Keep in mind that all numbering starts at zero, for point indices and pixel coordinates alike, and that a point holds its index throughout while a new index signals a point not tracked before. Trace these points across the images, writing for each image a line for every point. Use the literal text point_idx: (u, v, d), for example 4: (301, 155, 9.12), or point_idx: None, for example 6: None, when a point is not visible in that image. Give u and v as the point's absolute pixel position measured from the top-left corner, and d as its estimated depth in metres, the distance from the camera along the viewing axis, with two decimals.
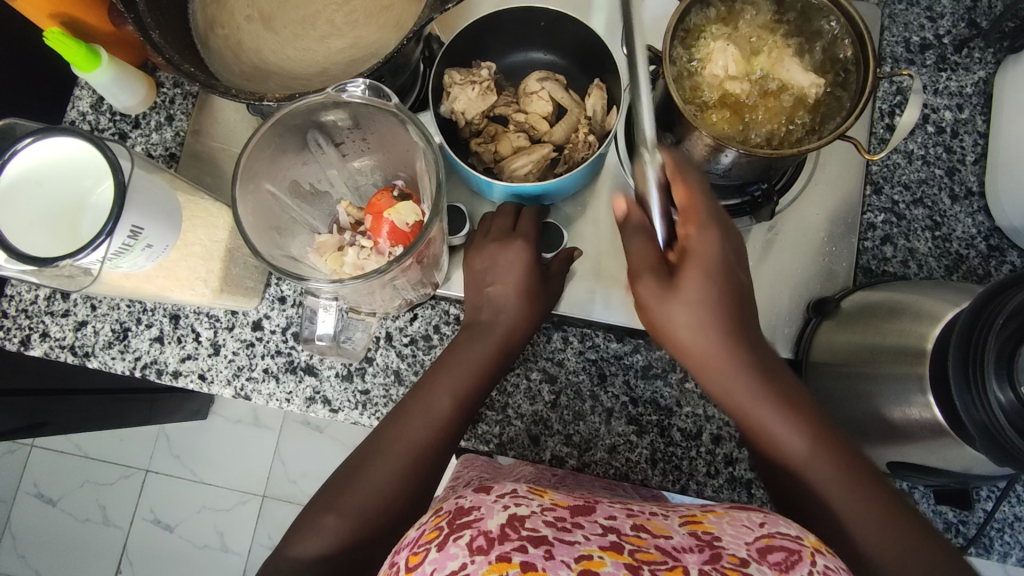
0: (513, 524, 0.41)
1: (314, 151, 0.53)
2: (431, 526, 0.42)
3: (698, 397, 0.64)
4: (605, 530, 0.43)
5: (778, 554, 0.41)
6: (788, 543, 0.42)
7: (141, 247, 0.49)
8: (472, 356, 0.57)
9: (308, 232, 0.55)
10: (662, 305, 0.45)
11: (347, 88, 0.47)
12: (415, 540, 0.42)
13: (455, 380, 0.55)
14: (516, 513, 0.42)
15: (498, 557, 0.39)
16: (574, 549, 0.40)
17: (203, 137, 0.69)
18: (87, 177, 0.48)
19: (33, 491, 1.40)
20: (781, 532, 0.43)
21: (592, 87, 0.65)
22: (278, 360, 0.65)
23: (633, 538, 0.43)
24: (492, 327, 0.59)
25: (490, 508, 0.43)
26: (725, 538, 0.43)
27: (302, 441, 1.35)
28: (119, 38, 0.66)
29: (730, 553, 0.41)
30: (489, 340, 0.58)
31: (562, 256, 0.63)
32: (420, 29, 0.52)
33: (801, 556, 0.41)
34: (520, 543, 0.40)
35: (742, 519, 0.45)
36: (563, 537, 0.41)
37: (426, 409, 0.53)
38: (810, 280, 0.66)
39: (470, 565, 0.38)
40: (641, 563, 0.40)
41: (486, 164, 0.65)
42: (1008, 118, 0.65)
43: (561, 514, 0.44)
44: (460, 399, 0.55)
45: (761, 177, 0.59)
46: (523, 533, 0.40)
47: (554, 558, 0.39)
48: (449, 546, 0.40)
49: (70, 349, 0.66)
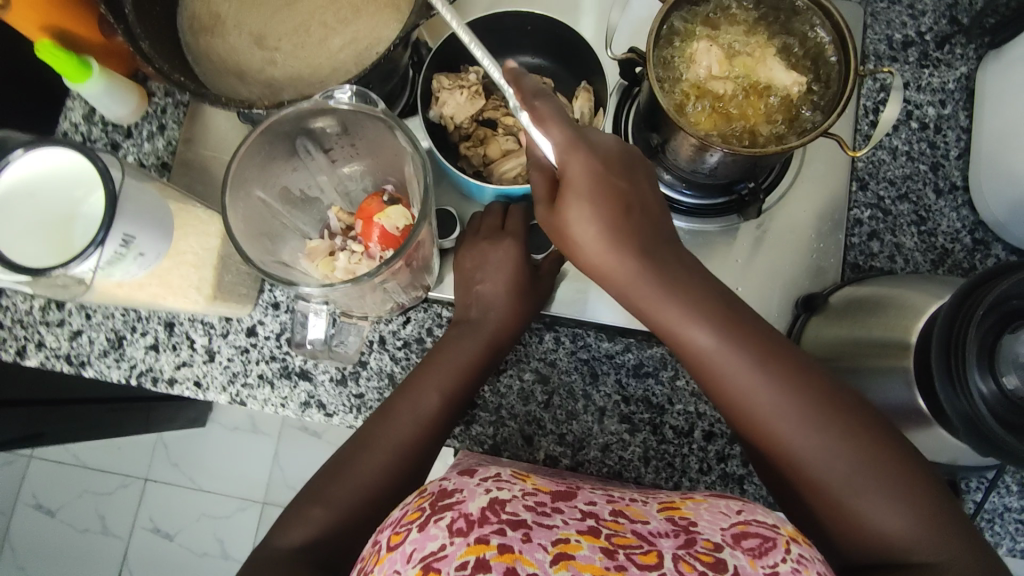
0: (494, 508, 0.43)
1: (304, 158, 0.54)
2: (414, 507, 0.44)
3: (689, 394, 0.64)
4: (584, 516, 0.45)
5: (753, 540, 0.43)
6: (763, 531, 0.44)
7: (133, 256, 0.50)
8: (458, 354, 0.58)
9: (299, 237, 0.55)
10: (607, 246, 0.47)
11: (334, 95, 0.48)
12: (398, 519, 0.44)
13: (442, 378, 0.57)
14: (498, 497, 0.44)
15: (478, 539, 0.40)
16: (552, 533, 0.42)
17: (195, 146, 0.70)
18: (78, 187, 0.49)
19: (32, 502, 1.41)
20: (757, 519, 0.46)
21: (580, 89, 0.65)
22: (272, 366, 0.66)
23: (610, 523, 0.45)
24: (480, 325, 0.60)
25: (472, 491, 0.45)
26: (701, 523, 0.45)
27: (300, 447, 1.35)
28: (109, 49, 0.66)
29: (705, 539, 0.43)
30: (475, 339, 0.59)
31: (553, 256, 0.65)
32: (407, 34, 0.53)
33: (775, 544, 0.43)
34: (499, 526, 0.42)
35: (719, 506, 0.48)
36: (543, 521, 0.43)
37: (413, 405, 0.55)
38: (799, 277, 0.66)
39: (449, 545, 0.40)
40: (616, 547, 0.42)
41: (476, 168, 0.66)
42: (989, 113, 0.66)
43: (541, 499, 0.46)
44: (447, 398, 0.56)
45: (747, 176, 0.60)
46: (503, 517, 0.42)
47: (532, 540, 0.41)
48: (429, 527, 0.41)
49: (66, 358, 0.66)
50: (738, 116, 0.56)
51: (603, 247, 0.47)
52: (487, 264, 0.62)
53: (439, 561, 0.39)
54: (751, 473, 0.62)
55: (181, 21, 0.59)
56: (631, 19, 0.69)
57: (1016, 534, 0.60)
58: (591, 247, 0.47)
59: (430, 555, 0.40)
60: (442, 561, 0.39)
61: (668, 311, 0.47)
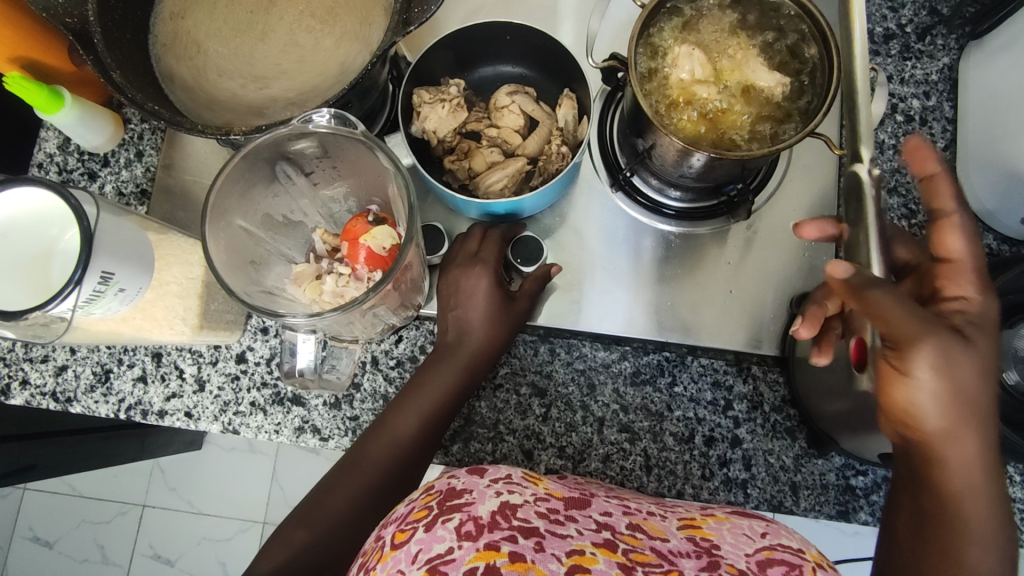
0: (504, 513, 0.43)
1: (285, 183, 0.52)
2: (421, 505, 0.44)
3: (688, 400, 0.64)
4: (599, 527, 0.46)
5: (778, 568, 0.44)
6: (789, 557, 0.44)
7: (113, 292, 0.49)
8: (437, 378, 0.59)
9: (284, 262, 0.54)
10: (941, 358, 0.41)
11: (312, 118, 0.47)
12: (404, 516, 0.44)
13: (420, 402, 0.58)
14: (509, 501, 0.44)
15: (487, 545, 0.41)
16: (566, 543, 0.43)
17: (174, 171, 0.68)
18: (53, 225, 0.48)
19: (28, 534, 1.39)
20: (782, 543, 0.46)
21: (563, 96, 0.65)
22: (264, 392, 0.64)
23: (629, 537, 0.45)
24: (457, 350, 0.60)
25: (482, 492, 0.45)
26: (724, 546, 0.46)
27: (298, 465, 1.33)
28: (81, 78, 0.65)
29: (728, 563, 0.44)
30: (453, 361, 0.60)
31: (539, 275, 0.63)
32: (384, 52, 0.52)
33: (801, 572, 0.43)
34: (510, 532, 0.42)
35: (743, 528, 0.48)
36: (556, 530, 0.44)
37: (390, 431, 0.57)
38: (792, 276, 0.66)
39: (457, 549, 0.40)
40: (634, 563, 0.43)
41: (462, 181, 0.65)
42: (974, 103, 0.65)
43: (554, 506, 0.46)
44: (425, 420, 0.58)
45: (735, 178, 0.60)
46: (514, 522, 0.43)
47: (545, 550, 0.41)
48: (437, 528, 0.42)
49: (52, 396, 0.65)
50: (725, 119, 0.55)
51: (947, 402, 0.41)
52: (470, 283, 0.60)
53: (446, 564, 0.39)
54: (753, 477, 0.62)
55: (154, 56, 0.58)
56: (611, 24, 0.69)
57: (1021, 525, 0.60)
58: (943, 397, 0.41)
59: (438, 557, 0.40)
60: (450, 564, 0.39)
61: (978, 483, 0.42)
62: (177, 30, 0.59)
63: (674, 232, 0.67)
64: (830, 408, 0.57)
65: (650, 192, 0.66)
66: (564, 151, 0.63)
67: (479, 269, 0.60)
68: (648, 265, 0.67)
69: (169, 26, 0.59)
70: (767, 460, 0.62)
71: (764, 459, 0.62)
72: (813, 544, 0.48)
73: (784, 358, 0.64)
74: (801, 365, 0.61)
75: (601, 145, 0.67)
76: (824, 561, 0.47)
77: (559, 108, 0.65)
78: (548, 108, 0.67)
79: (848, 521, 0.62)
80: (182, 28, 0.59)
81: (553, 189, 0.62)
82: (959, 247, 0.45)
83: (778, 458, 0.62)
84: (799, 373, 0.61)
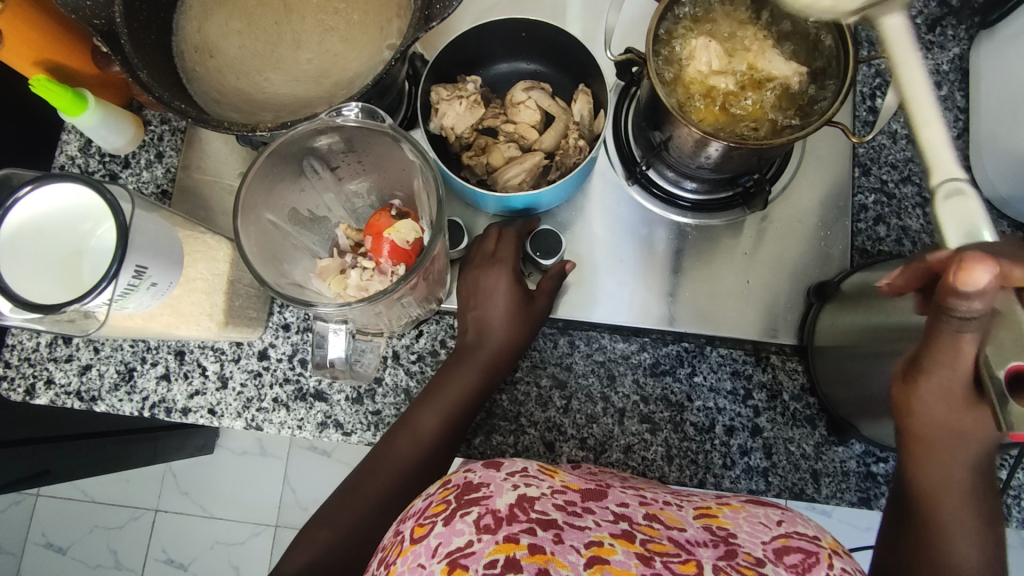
0: (522, 505, 0.44)
1: (311, 178, 0.53)
2: (439, 499, 0.45)
3: (708, 389, 0.64)
4: (616, 518, 0.46)
5: (796, 556, 0.44)
6: (806, 544, 0.45)
7: (146, 286, 0.49)
8: (457, 377, 0.60)
9: (309, 257, 0.55)
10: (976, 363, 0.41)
11: (341, 111, 0.47)
12: (421, 511, 0.44)
13: (441, 400, 0.59)
14: (526, 494, 0.45)
15: (507, 537, 0.41)
16: (584, 535, 0.43)
17: (194, 172, 0.69)
18: (88, 221, 0.49)
19: (41, 540, 1.39)
20: (798, 531, 0.47)
21: (578, 91, 0.66)
22: (287, 389, 0.65)
23: (645, 528, 0.46)
24: (476, 349, 0.60)
25: (499, 486, 0.45)
26: (741, 535, 0.46)
27: (311, 467, 1.34)
28: (103, 80, 0.66)
29: (745, 551, 0.44)
30: (473, 359, 0.60)
31: (553, 272, 0.63)
32: (407, 47, 0.53)
33: (818, 559, 0.44)
34: (528, 525, 0.42)
35: (758, 517, 0.49)
36: (574, 522, 0.44)
37: (411, 429, 0.58)
38: (808, 266, 0.66)
39: (476, 543, 0.41)
40: (652, 554, 0.43)
41: (480, 177, 0.66)
42: (986, 91, 0.66)
43: (571, 498, 0.47)
44: (446, 418, 0.58)
45: (751, 168, 0.60)
46: (532, 515, 0.43)
47: (564, 542, 0.42)
48: (456, 521, 0.42)
49: (77, 395, 0.66)
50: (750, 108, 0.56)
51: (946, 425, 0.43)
52: (490, 284, 0.61)
53: (467, 557, 0.40)
54: (774, 465, 0.62)
55: (187, 82, 0.58)
56: (625, 20, 0.70)
57: None
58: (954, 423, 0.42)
59: (457, 550, 0.40)
60: (470, 557, 0.40)
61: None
62: (207, 64, 0.59)
63: (690, 224, 0.68)
64: (849, 394, 0.57)
65: (666, 184, 0.67)
66: (581, 145, 0.64)
67: (498, 270, 0.61)
68: (666, 258, 0.67)
69: (196, 59, 0.59)
70: (789, 448, 0.63)
71: (785, 447, 0.63)
72: (830, 533, 0.48)
73: (802, 347, 0.64)
74: (819, 353, 0.61)
75: (616, 138, 0.68)
76: (840, 549, 0.47)
77: (575, 103, 0.66)
78: (563, 103, 0.67)
79: (871, 508, 0.62)
80: (210, 64, 0.59)
81: (571, 182, 0.63)
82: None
83: (799, 446, 0.63)
84: (817, 361, 0.62)
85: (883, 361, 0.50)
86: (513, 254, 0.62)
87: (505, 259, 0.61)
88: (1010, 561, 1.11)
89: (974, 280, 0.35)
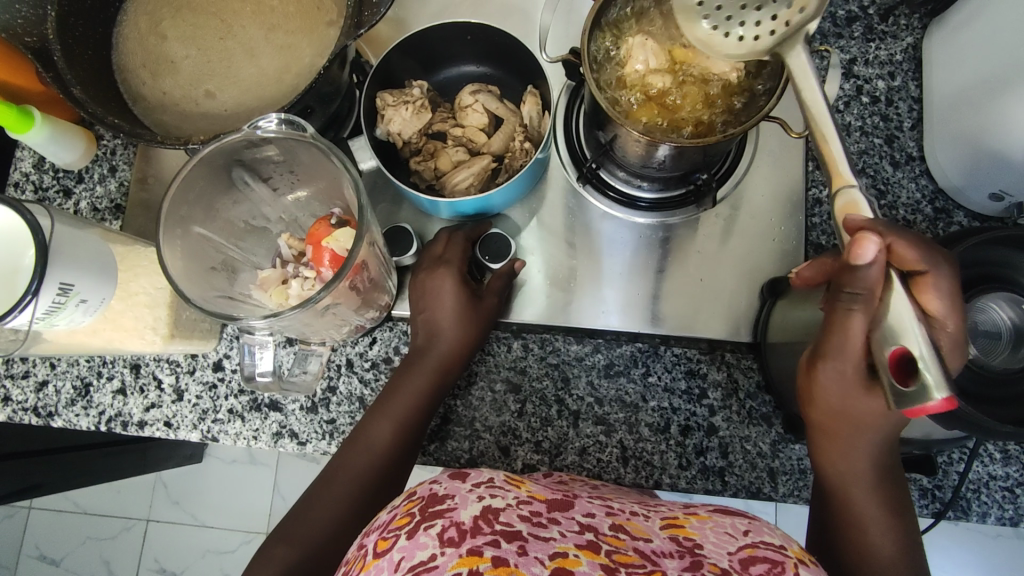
0: (487, 517, 0.42)
1: (244, 190, 0.54)
2: (404, 512, 0.43)
3: (662, 389, 0.64)
4: (582, 528, 0.45)
5: (761, 565, 0.42)
6: (771, 554, 0.43)
7: (74, 304, 0.50)
8: (408, 385, 0.59)
9: (250, 269, 0.55)
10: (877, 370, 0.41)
11: (259, 124, 0.48)
12: (386, 524, 0.43)
13: (395, 407, 0.58)
14: (491, 506, 0.44)
15: (470, 550, 0.40)
16: (549, 546, 0.41)
17: (147, 185, 0.69)
18: (15, 242, 0.49)
19: (34, 553, 1.39)
20: (764, 541, 0.45)
21: (527, 94, 0.65)
22: (242, 400, 0.65)
23: (612, 538, 0.44)
24: (427, 354, 0.60)
25: (464, 497, 0.44)
26: (706, 546, 0.45)
27: (297, 474, 1.33)
28: (50, 96, 0.66)
29: (710, 562, 0.43)
30: (425, 365, 0.60)
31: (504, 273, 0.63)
32: (339, 55, 0.52)
33: (784, 568, 0.42)
34: (492, 537, 0.41)
35: (725, 526, 0.48)
36: (539, 533, 0.43)
37: (366, 439, 0.57)
38: (763, 262, 0.65)
39: (439, 556, 0.39)
40: (617, 564, 0.41)
41: (429, 182, 0.65)
42: (938, 80, 0.65)
43: (536, 508, 0.45)
44: (399, 426, 0.58)
45: (700, 166, 0.60)
46: (496, 527, 0.42)
47: (527, 553, 0.40)
48: (419, 535, 0.41)
49: (34, 411, 0.66)
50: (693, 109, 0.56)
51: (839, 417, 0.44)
52: (438, 288, 0.60)
53: (429, 571, 0.39)
54: (731, 464, 0.62)
55: (128, 97, 0.58)
56: (568, 19, 0.70)
57: (1003, 503, 0.59)
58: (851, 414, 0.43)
59: (420, 564, 0.39)
60: (433, 571, 0.39)
61: (869, 486, 0.47)
62: (161, 99, 0.59)
63: (644, 224, 0.67)
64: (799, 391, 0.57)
65: (619, 184, 0.66)
66: (528, 147, 0.64)
67: (445, 273, 0.61)
68: (621, 258, 0.67)
69: (151, 94, 0.59)
70: (744, 447, 0.62)
71: (741, 446, 0.62)
72: (797, 542, 0.46)
73: (757, 344, 0.64)
74: (771, 350, 0.61)
75: (567, 139, 0.68)
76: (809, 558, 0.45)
77: (523, 105, 0.65)
78: (513, 105, 0.67)
79: None
80: (165, 99, 0.59)
81: (519, 184, 0.62)
82: (937, 306, 0.40)
83: (756, 445, 0.62)
84: (770, 358, 0.61)
85: None
86: (460, 258, 0.62)
87: (452, 261, 0.61)
88: (995, 553, 1.10)
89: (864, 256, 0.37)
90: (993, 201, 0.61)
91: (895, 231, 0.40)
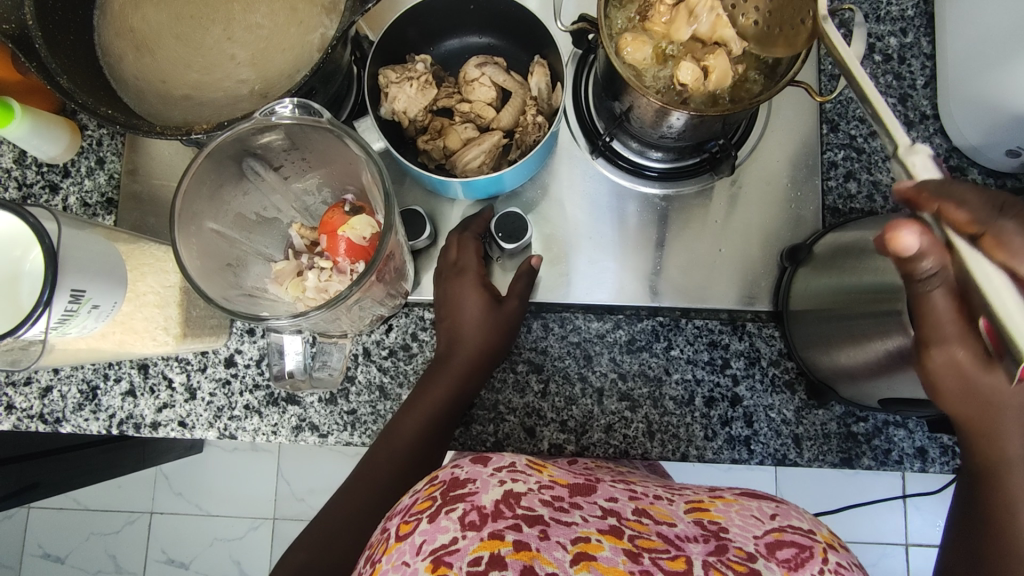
0: (508, 501, 0.41)
1: (253, 180, 0.51)
2: (425, 496, 0.42)
3: (685, 362, 0.63)
4: (604, 513, 0.43)
5: (788, 550, 0.41)
6: (799, 538, 0.42)
7: (86, 309, 0.48)
8: (433, 387, 0.57)
9: (262, 262, 0.53)
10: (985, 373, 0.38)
11: (275, 110, 0.46)
12: (408, 508, 0.42)
13: (420, 409, 0.57)
14: (513, 490, 0.42)
15: (492, 534, 0.38)
16: (571, 531, 0.40)
17: (141, 176, 0.66)
18: (15, 248, 0.46)
19: (38, 552, 1.37)
20: (793, 525, 0.43)
21: (534, 64, 0.63)
22: (257, 395, 0.63)
23: (634, 523, 0.42)
24: (453, 356, 0.58)
25: (486, 482, 0.42)
26: (733, 529, 0.42)
27: (303, 459, 1.32)
28: (29, 87, 0.61)
29: (736, 546, 0.40)
30: (450, 364, 0.58)
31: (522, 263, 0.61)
32: (343, 32, 0.50)
33: (813, 554, 0.40)
34: (514, 521, 0.39)
35: (752, 509, 0.45)
36: (561, 517, 0.41)
37: (389, 442, 0.55)
38: (781, 228, 0.65)
39: (461, 540, 0.38)
40: (641, 550, 0.39)
41: (438, 162, 0.63)
42: (952, 34, 0.64)
43: (558, 493, 0.43)
44: (425, 428, 0.56)
45: (717, 134, 0.57)
46: (518, 511, 0.40)
47: (549, 538, 0.39)
48: (440, 518, 0.39)
49: (40, 418, 0.63)
50: (715, 64, 0.51)
51: (976, 400, 0.39)
52: (458, 291, 0.59)
53: (451, 554, 0.37)
54: (756, 433, 0.62)
55: (115, 85, 0.54)
56: None
57: None
58: (981, 394, 0.39)
59: (442, 548, 0.37)
60: (454, 554, 0.37)
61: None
62: (160, 102, 0.55)
63: (658, 194, 0.66)
64: (825, 359, 0.56)
65: (631, 155, 0.64)
66: (540, 121, 0.61)
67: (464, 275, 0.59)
68: (636, 231, 0.66)
69: (147, 98, 0.55)
70: (769, 415, 0.63)
71: (765, 414, 0.63)
72: (824, 524, 0.45)
73: (778, 312, 0.64)
74: (793, 317, 0.60)
75: (577, 108, 0.66)
76: (837, 542, 0.44)
77: (531, 77, 0.63)
78: (519, 77, 0.64)
79: (853, 467, 0.62)
80: (181, 106, 0.55)
81: (532, 162, 0.60)
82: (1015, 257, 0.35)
83: (780, 412, 0.63)
84: (792, 325, 0.61)
85: (859, 322, 0.49)
86: (477, 260, 0.60)
87: (468, 267, 0.60)
88: None
89: (906, 246, 0.36)
90: (1009, 157, 0.61)
91: (947, 194, 0.36)
